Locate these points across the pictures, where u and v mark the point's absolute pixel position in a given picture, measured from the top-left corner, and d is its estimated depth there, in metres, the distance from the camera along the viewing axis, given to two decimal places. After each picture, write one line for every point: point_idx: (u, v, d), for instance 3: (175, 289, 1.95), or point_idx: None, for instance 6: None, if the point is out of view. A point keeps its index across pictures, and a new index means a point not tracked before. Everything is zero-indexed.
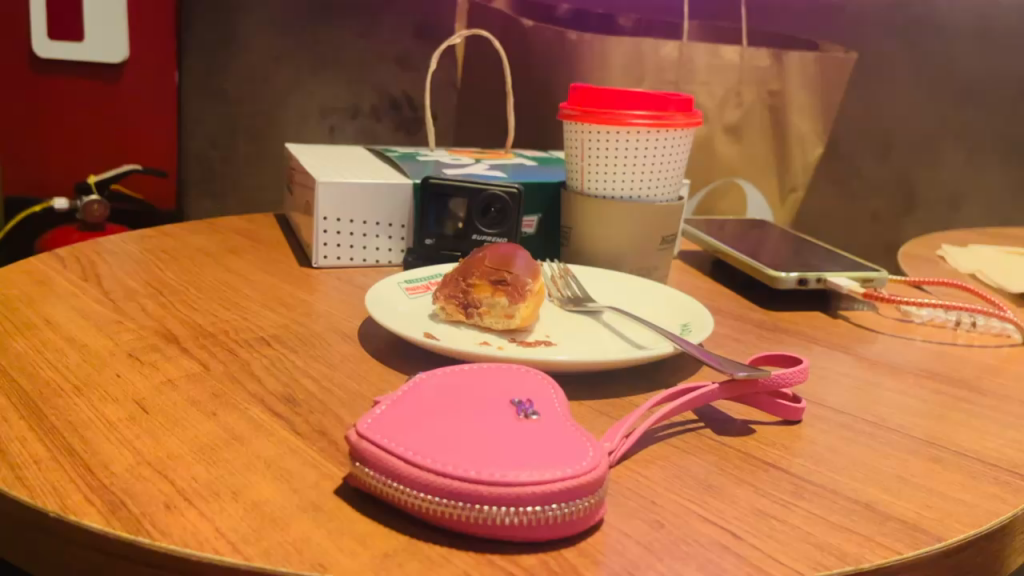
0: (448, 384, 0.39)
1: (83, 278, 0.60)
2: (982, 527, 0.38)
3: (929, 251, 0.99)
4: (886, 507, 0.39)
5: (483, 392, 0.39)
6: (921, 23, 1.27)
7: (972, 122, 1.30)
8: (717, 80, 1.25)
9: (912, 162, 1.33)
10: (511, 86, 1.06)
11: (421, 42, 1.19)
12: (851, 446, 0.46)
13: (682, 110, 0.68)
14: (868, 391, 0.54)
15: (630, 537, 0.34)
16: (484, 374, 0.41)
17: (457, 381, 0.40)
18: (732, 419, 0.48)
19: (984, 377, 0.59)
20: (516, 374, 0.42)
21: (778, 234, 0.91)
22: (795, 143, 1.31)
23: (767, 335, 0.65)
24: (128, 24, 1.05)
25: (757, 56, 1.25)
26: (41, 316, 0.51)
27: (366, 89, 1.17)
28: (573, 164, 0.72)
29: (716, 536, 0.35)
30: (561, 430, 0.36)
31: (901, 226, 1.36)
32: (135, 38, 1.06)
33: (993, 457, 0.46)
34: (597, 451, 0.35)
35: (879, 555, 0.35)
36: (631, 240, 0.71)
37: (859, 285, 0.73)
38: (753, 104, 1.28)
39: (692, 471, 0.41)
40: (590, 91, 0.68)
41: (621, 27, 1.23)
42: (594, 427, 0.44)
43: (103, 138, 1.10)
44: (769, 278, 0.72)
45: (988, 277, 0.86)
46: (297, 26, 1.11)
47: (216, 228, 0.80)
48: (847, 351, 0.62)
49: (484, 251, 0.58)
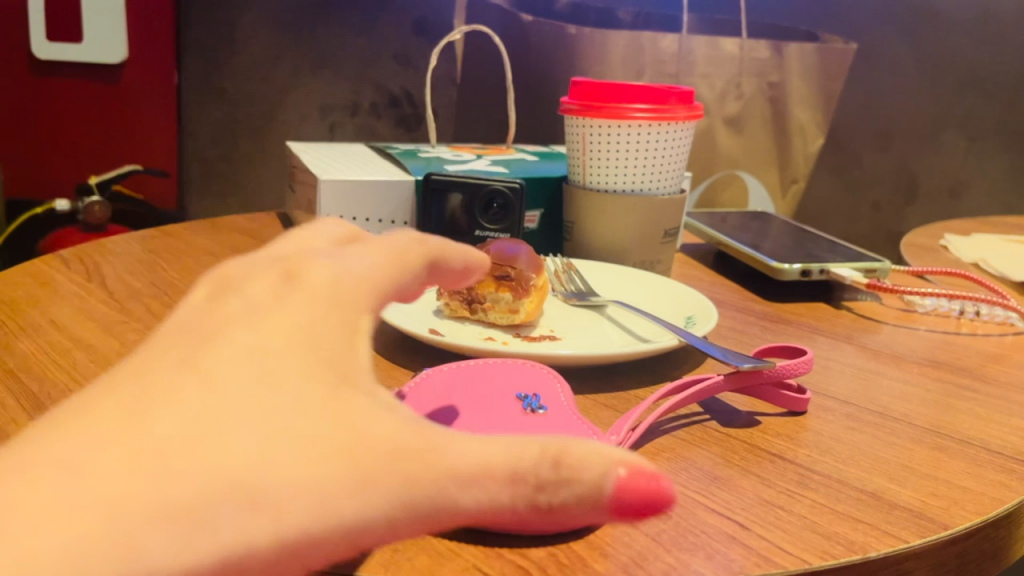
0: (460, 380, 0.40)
1: (87, 280, 0.60)
2: (987, 515, 0.38)
3: (931, 240, 0.99)
4: (891, 496, 0.39)
5: (493, 389, 0.39)
6: (922, 14, 1.29)
7: (973, 110, 1.31)
8: (717, 71, 1.22)
9: (912, 152, 1.35)
10: (510, 84, 1.04)
11: (421, 39, 1.18)
12: (857, 436, 0.46)
13: (683, 102, 0.68)
14: (872, 381, 0.54)
15: (637, 529, 0.34)
16: (493, 370, 0.42)
17: (470, 378, 0.40)
18: (736, 410, 0.48)
19: (989, 365, 0.59)
20: (522, 370, 0.42)
21: (780, 225, 0.91)
22: (796, 133, 1.29)
23: (770, 326, 0.65)
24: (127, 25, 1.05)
25: (757, 47, 1.23)
26: (49, 317, 0.52)
27: (365, 85, 1.17)
28: (575, 159, 0.72)
29: (723, 527, 0.35)
30: (568, 424, 0.36)
31: (903, 215, 1.38)
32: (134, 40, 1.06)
33: (998, 444, 0.46)
34: None
35: (885, 544, 0.35)
36: (634, 233, 0.71)
37: (862, 275, 0.73)
38: (753, 95, 1.25)
39: (698, 463, 0.41)
40: (590, 84, 0.68)
41: (621, 21, 1.20)
42: (600, 421, 0.44)
43: (105, 139, 1.10)
44: (772, 270, 0.72)
45: (990, 265, 0.86)
46: (294, 24, 1.10)
47: (219, 228, 0.80)
48: (850, 342, 0.63)
49: (487, 246, 0.59)
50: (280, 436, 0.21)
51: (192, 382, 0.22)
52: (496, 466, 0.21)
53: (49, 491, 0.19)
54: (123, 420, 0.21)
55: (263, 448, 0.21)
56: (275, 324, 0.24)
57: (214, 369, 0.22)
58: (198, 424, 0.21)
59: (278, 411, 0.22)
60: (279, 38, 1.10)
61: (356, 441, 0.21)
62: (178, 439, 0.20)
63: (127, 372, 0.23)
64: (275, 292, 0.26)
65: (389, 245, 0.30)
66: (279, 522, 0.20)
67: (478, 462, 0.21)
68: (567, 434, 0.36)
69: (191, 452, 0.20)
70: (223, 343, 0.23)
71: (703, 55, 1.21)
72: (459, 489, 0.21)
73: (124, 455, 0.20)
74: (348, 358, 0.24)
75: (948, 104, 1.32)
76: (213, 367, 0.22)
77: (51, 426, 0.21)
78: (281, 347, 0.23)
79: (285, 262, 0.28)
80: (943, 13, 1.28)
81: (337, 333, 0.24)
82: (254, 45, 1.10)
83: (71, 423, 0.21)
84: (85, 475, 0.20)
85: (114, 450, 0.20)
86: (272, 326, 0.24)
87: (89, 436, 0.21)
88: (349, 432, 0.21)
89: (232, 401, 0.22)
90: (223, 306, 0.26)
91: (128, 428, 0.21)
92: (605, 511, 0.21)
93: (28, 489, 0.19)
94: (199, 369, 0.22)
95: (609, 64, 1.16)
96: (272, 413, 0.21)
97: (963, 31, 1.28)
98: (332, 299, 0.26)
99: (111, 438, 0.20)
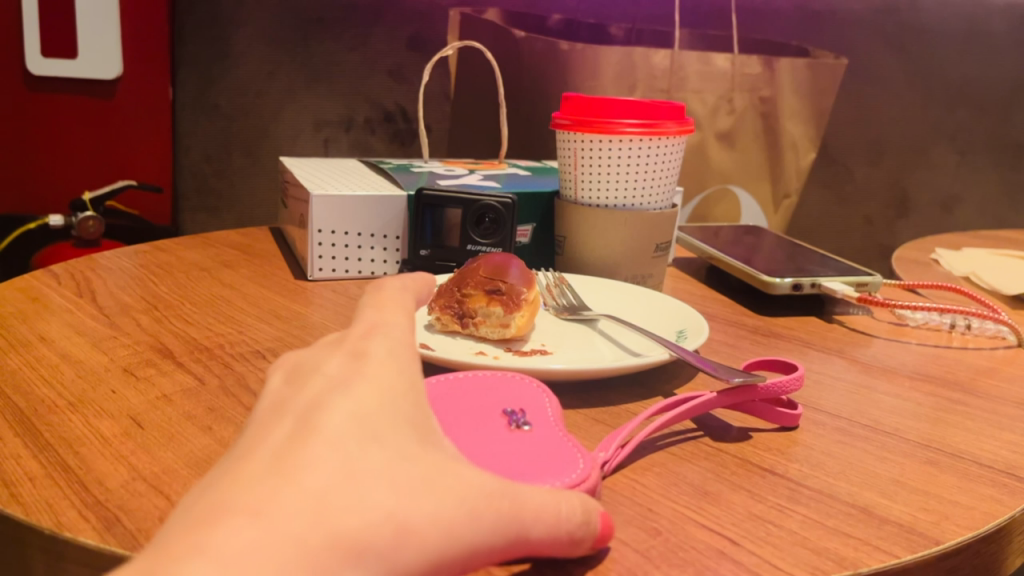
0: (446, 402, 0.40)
1: (78, 295, 0.60)
2: (977, 529, 0.38)
3: (922, 254, 1.00)
4: (882, 511, 0.39)
5: (481, 407, 0.40)
6: (912, 30, 1.29)
7: (960, 124, 1.34)
8: (708, 87, 1.22)
9: (905, 167, 1.36)
10: (503, 99, 1.04)
11: (414, 54, 1.18)
12: (847, 450, 0.46)
13: (673, 117, 0.69)
14: (864, 395, 0.54)
15: (627, 545, 0.34)
16: (484, 385, 0.43)
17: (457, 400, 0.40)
18: (728, 425, 0.48)
19: (980, 379, 0.59)
20: (510, 385, 0.43)
21: (773, 239, 0.92)
22: (788, 146, 1.29)
23: (762, 340, 0.65)
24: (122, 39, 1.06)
25: (748, 63, 1.22)
26: (37, 333, 0.51)
27: (360, 101, 1.18)
28: (566, 173, 0.72)
29: (713, 542, 0.35)
30: (553, 440, 0.37)
31: (895, 229, 1.39)
32: (129, 54, 1.07)
33: (988, 458, 0.46)
34: (588, 462, 0.35)
35: (876, 560, 0.35)
36: (625, 247, 0.71)
37: (853, 289, 0.73)
38: (744, 109, 1.25)
39: (688, 478, 0.41)
40: (581, 100, 0.68)
41: (612, 36, 1.22)
42: (590, 435, 0.44)
43: (98, 154, 1.10)
44: (764, 283, 0.72)
45: (981, 279, 0.87)
46: (289, 40, 1.11)
47: (210, 243, 0.80)
48: (842, 355, 0.63)
49: (478, 260, 0.59)
50: (396, 476, 0.23)
51: (320, 445, 0.23)
52: (554, 503, 0.27)
53: (239, 537, 0.20)
54: (272, 481, 0.22)
55: (401, 494, 0.23)
56: (364, 391, 0.26)
57: (331, 432, 0.24)
58: (340, 476, 0.22)
59: (394, 463, 0.23)
60: (272, 54, 1.11)
61: (468, 489, 0.24)
62: (327, 486, 0.22)
63: (241, 451, 0.23)
64: (348, 369, 0.27)
65: (398, 304, 0.33)
66: (428, 557, 0.22)
67: (549, 506, 0.27)
68: (551, 449, 0.36)
69: (346, 499, 0.22)
70: (324, 413, 0.25)
71: (694, 71, 1.19)
72: (538, 526, 0.26)
73: (293, 502, 0.21)
74: (422, 416, 0.26)
75: (939, 119, 1.34)
76: (333, 430, 0.24)
77: (196, 505, 0.21)
78: (383, 411, 0.25)
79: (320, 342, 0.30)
80: (932, 29, 1.29)
81: (420, 398, 0.27)
82: (249, 61, 1.10)
83: (222, 491, 0.21)
84: (260, 521, 0.20)
85: (281, 504, 0.21)
86: (364, 389, 0.26)
87: (247, 498, 0.21)
88: (460, 478, 0.24)
89: (363, 456, 0.23)
90: (295, 389, 0.27)
91: (278, 479, 0.22)
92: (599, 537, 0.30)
93: (220, 539, 0.19)
94: (314, 432, 0.24)
95: None
96: (395, 468, 0.23)
97: (955, 46, 1.30)
98: (404, 367, 0.28)
99: (271, 496, 0.21)
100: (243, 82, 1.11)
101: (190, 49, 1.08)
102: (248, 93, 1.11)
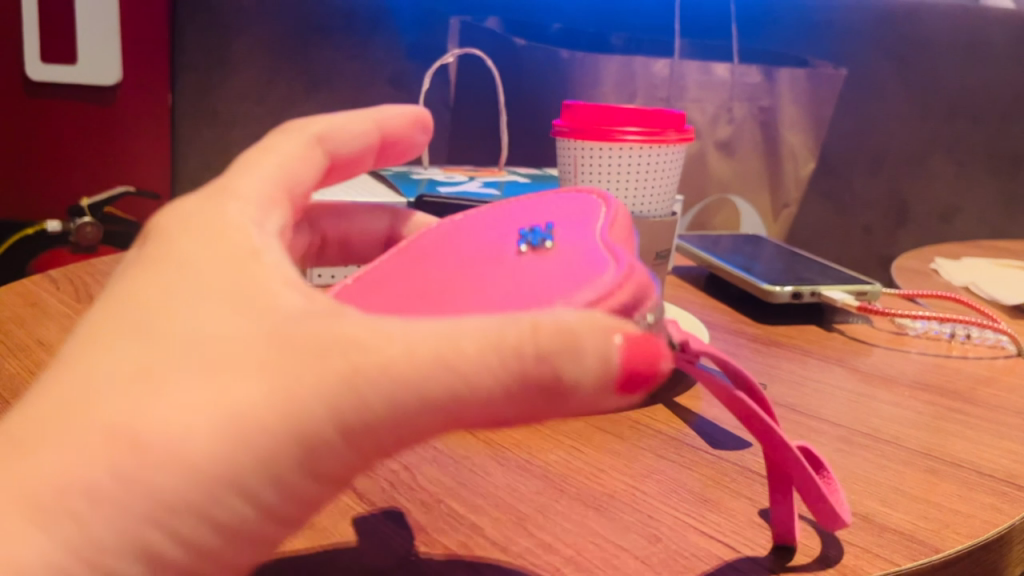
0: (440, 259, 0.37)
1: (75, 299, 0.60)
2: (978, 538, 0.38)
3: (921, 263, 1.00)
4: (883, 519, 0.39)
5: (490, 244, 0.36)
6: (912, 42, 1.30)
7: (960, 135, 1.35)
8: (708, 97, 1.26)
9: (905, 178, 1.36)
10: (503, 107, 1.04)
11: (414, 61, 1.16)
12: (849, 459, 0.46)
13: (674, 126, 0.69)
14: (863, 403, 0.54)
15: (628, 552, 0.35)
16: (498, 217, 0.39)
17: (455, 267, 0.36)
18: (729, 433, 0.48)
19: (980, 389, 0.59)
20: (541, 209, 0.38)
21: (772, 248, 0.92)
22: (787, 157, 1.33)
23: (762, 348, 0.65)
24: (123, 45, 1.05)
25: (747, 72, 1.26)
26: (35, 338, 0.51)
27: (358, 108, 1.17)
28: (566, 180, 0.72)
29: (714, 550, 0.35)
30: (576, 254, 0.32)
31: (895, 238, 1.39)
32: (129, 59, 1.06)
33: (989, 467, 0.46)
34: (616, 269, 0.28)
35: (877, 567, 0.35)
36: None
37: (853, 298, 0.73)
38: (744, 119, 1.29)
39: (689, 485, 0.41)
40: (579, 108, 0.69)
41: (613, 46, 1.20)
42: (592, 444, 0.45)
43: (95, 159, 1.09)
44: (765, 291, 0.72)
45: (980, 289, 0.87)
46: (288, 49, 1.12)
47: None
48: (842, 364, 0.63)
49: None
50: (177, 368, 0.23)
51: (92, 365, 0.24)
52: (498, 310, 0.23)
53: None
54: (37, 412, 0.23)
55: (178, 388, 0.23)
56: (165, 290, 0.26)
57: (114, 342, 0.24)
58: (106, 387, 0.23)
59: (177, 354, 0.23)
60: (272, 61, 1.12)
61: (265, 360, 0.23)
62: (89, 401, 0.23)
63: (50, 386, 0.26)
64: (162, 260, 0.28)
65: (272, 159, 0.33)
66: (190, 457, 0.22)
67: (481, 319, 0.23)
68: (574, 265, 0.30)
69: (111, 407, 0.22)
70: (115, 321, 0.25)
71: (694, 81, 1.24)
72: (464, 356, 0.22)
73: (51, 430, 0.22)
74: (237, 288, 0.25)
75: (938, 131, 1.34)
76: (115, 340, 0.25)
77: None
78: (178, 305, 0.25)
79: (150, 229, 0.31)
80: (933, 41, 1.30)
81: (235, 273, 0.26)
82: (248, 66, 1.11)
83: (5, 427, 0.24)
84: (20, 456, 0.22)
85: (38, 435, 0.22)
86: (166, 288, 0.26)
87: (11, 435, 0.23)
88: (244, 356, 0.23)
89: (139, 360, 0.24)
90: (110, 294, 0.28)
91: (48, 406, 0.23)
92: (617, 381, 0.23)
93: None
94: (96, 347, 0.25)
95: (602, 87, 1.20)
96: (177, 357, 0.23)
97: (954, 58, 1.31)
98: (221, 246, 0.27)
99: (26, 439, 0.23)
100: (243, 88, 1.11)
101: (189, 54, 1.08)
102: (247, 99, 1.12)
